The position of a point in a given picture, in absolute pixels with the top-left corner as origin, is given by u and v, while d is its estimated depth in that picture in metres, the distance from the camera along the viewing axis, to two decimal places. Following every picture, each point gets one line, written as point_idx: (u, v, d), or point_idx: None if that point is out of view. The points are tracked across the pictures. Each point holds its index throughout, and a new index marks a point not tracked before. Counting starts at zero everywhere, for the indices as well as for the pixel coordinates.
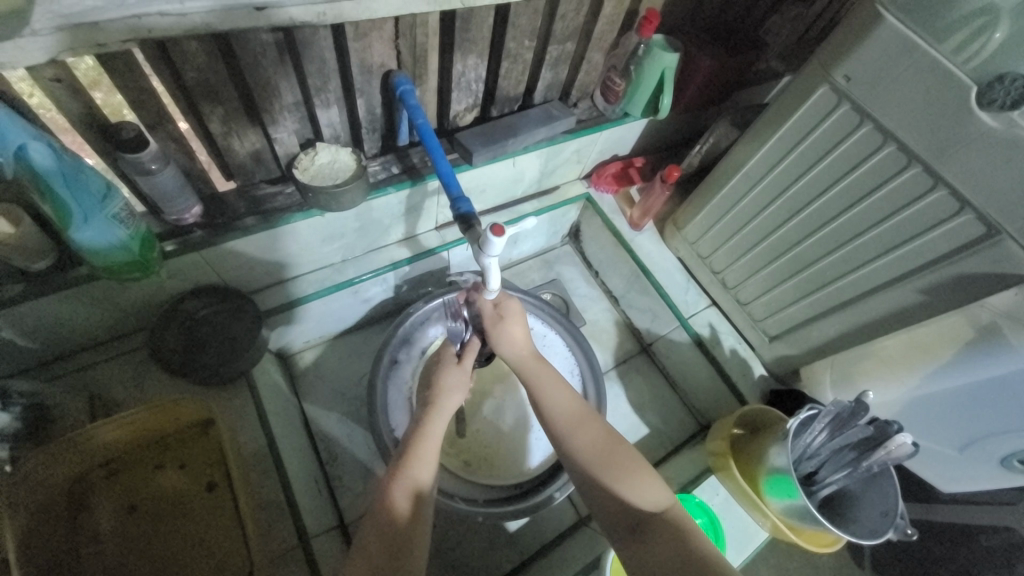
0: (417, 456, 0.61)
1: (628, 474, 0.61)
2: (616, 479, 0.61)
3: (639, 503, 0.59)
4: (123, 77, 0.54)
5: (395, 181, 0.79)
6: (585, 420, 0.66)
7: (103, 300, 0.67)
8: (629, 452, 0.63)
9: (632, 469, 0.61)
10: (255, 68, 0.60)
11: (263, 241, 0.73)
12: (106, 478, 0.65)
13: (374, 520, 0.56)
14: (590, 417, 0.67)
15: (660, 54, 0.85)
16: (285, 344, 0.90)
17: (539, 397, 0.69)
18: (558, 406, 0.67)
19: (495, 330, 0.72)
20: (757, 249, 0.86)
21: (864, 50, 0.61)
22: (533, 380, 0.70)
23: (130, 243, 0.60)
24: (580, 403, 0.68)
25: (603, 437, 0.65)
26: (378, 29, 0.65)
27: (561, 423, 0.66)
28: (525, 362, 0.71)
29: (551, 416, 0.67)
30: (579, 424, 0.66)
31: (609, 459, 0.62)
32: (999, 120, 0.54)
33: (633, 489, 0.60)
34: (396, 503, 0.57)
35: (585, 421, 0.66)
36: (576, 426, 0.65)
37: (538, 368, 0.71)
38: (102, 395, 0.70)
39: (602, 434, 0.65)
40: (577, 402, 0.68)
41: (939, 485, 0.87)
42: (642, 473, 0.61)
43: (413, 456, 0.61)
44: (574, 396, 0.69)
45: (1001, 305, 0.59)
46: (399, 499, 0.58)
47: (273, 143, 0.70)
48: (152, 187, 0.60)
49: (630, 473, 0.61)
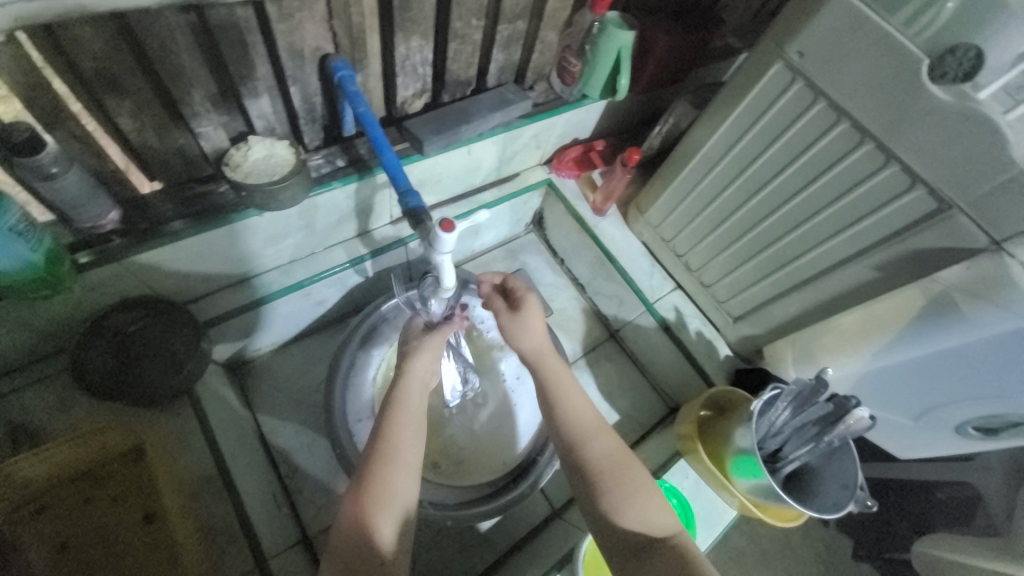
0: (395, 471, 0.57)
1: (633, 492, 0.59)
2: (623, 496, 0.59)
3: (642, 524, 0.57)
4: (9, 71, 0.48)
5: (340, 175, 0.74)
6: (599, 432, 0.64)
7: (11, 321, 0.60)
8: (632, 471, 0.61)
9: (642, 487, 0.60)
10: (166, 55, 0.54)
11: (197, 246, 0.67)
12: (32, 515, 0.60)
13: (347, 530, 0.53)
14: (609, 430, 0.65)
15: (617, 32, 0.81)
16: (234, 353, 0.84)
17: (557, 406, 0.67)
18: (574, 415, 0.66)
19: (512, 326, 0.71)
20: (719, 229, 0.85)
21: (815, 25, 0.60)
22: (550, 383, 0.68)
23: (37, 259, 0.54)
24: (597, 416, 0.66)
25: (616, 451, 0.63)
26: (308, 9, 0.59)
27: (575, 434, 0.64)
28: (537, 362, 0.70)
29: (563, 426, 0.65)
30: (595, 435, 0.64)
31: (619, 473, 0.61)
32: (949, 93, 0.54)
33: (638, 509, 0.58)
34: (376, 523, 0.53)
35: (602, 432, 0.65)
36: (590, 437, 0.64)
37: (554, 370, 0.69)
38: (23, 424, 0.64)
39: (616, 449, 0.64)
40: (596, 413, 0.66)
41: (896, 452, 0.90)
42: (649, 498, 0.59)
43: (392, 469, 0.57)
44: (592, 409, 0.67)
45: (951, 279, 0.60)
46: (381, 512, 0.54)
47: (199, 139, 0.64)
48: (57, 194, 0.54)
49: (635, 492, 0.59)
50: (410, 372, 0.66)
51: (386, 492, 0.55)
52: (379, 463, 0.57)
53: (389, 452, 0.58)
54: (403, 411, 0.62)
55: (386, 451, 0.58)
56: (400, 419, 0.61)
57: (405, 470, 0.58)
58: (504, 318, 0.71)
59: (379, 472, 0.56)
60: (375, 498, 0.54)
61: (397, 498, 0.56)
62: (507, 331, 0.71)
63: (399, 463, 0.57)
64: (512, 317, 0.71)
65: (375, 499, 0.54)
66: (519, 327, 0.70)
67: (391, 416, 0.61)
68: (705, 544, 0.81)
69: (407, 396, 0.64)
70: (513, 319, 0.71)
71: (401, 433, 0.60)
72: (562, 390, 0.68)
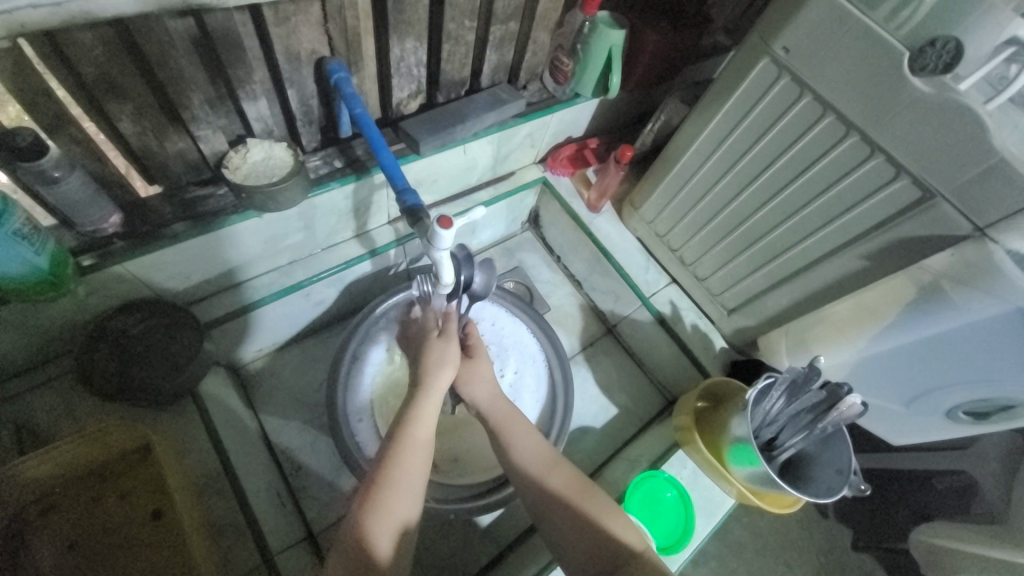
0: (397, 488, 0.57)
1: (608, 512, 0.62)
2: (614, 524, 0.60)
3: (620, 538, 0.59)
4: (11, 77, 0.49)
5: (338, 175, 0.75)
6: (555, 465, 0.66)
7: (16, 324, 0.61)
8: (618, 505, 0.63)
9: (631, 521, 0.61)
10: (165, 60, 0.55)
11: (200, 247, 0.68)
12: (39, 515, 0.60)
13: (348, 542, 0.53)
14: (562, 463, 0.67)
15: (606, 32, 0.83)
16: (235, 354, 0.85)
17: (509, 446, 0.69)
18: (527, 455, 0.67)
19: (463, 372, 0.75)
20: (713, 223, 0.87)
21: (800, 21, 0.61)
22: (501, 428, 0.70)
23: (42, 262, 0.55)
24: (549, 450, 0.68)
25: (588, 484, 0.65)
26: (303, 12, 0.61)
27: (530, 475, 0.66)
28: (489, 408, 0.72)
29: (519, 465, 0.67)
30: (552, 467, 0.66)
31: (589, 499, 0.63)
32: (930, 85, 0.55)
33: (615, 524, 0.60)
34: (376, 537, 0.53)
35: (556, 466, 0.66)
36: (545, 472, 0.66)
37: (504, 413, 0.72)
38: (29, 425, 0.65)
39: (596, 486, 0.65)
40: (548, 446, 0.69)
41: (889, 439, 0.91)
42: (620, 516, 0.62)
43: (394, 488, 0.57)
44: (544, 443, 0.69)
45: (938, 267, 0.61)
46: (381, 528, 0.54)
47: (198, 142, 0.65)
48: (59, 197, 0.55)
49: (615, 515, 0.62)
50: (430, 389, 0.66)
51: (385, 508, 0.55)
52: (380, 484, 0.57)
53: (393, 472, 0.58)
54: (411, 434, 0.61)
55: (390, 469, 0.58)
56: (407, 440, 0.60)
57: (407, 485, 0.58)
58: (457, 366, 0.75)
59: (385, 489, 0.56)
60: (377, 512, 0.54)
61: (398, 513, 0.56)
62: (458, 380, 0.75)
63: (403, 482, 0.57)
64: (466, 364, 0.75)
65: (377, 516, 0.54)
66: (470, 374, 0.75)
67: (400, 439, 0.60)
68: (705, 532, 0.83)
69: (422, 420, 0.63)
70: (466, 365, 0.75)
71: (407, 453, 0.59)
72: (511, 429, 0.70)
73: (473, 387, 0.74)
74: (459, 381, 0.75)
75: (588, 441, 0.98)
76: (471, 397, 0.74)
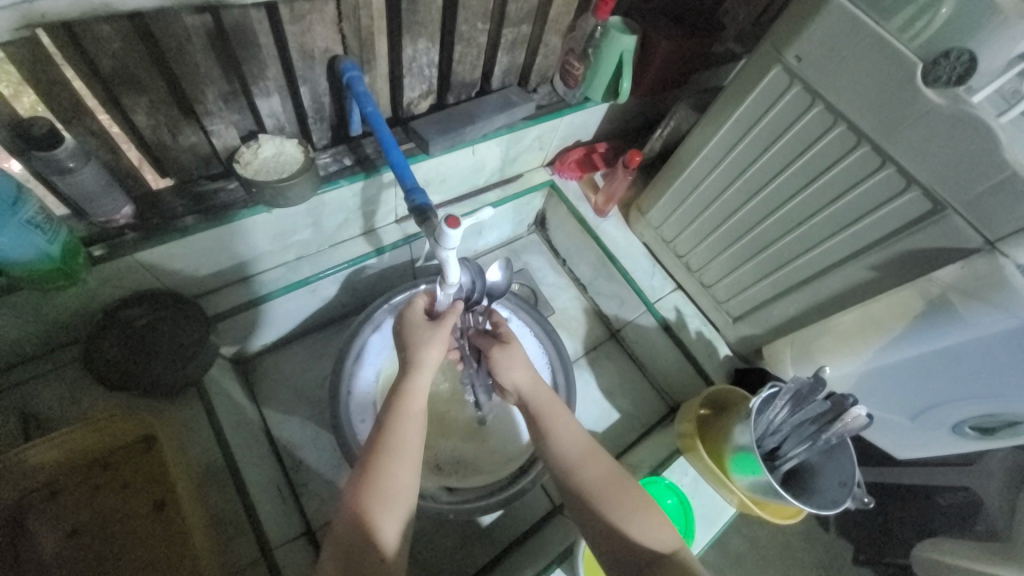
0: (394, 469, 0.56)
1: (638, 509, 0.60)
2: (625, 515, 0.60)
3: (649, 542, 0.57)
4: (29, 67, 0.50)
5: (347, 173, 0.76)
6: (593, 456, 0.65)
7: (27, 312, 0.62)
8: (628, 487, 0.62)
9: (638, 506, 0.61)
10: (182, 55, 0.56)
11: (207, 242, 0.69)
12: (44, 501, 0.61)
13: (348, 522, 0.53)
14: (600, 454, 0.65)
15: (618, 37, 0.83)
16: (240, 348, 0.86)
17: (549, 431, 0.67)
18: (564, 439, 0.66)
19: (501, 358, 0.72)
20: (720, 230, 0.87)
21: (812, 30, 0.61)
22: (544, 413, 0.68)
23: (54, 251, 0.56)
24: (591, 442, 0.66)
25: (610, 472, 0.64)
26: (318, 12, 0.61)
27: (565, 462, 0.64)
28: (530, 389, 0.71)
29: (556, 452, 0.66)
30: (590, 458, 0.64)
31: (608, 493, 0.62)
32: (944, 96, 0.55)
33: (645, 526, 0.59)
34: (376, 521, 0.53)
35: (593, 458, 0.65)
36: (583, 464, 0.64)
37: (546, 399, 0.70)
38: (35, 413, 0.65)
39: (607, 473, 0.63)
40: (589, 438, 0.67)
41: (894, 453, 0.91)
42: (655, 515, 0.60)
43: (393, 468, 0.56)
44: (584, 433, 0.67)
45: (948, 280, 0.61)
46: (381, 512, 0.54)
47: (211, 137, 0.66)
48: (73, 188, 0.55)
49: (637, 509, 0.60)
50: (423, 367, 0.64)
51: (384, 489, 0.55)
52: (379, 465, 0.56)
53: (392, 450, 0.57)
54: (406, 408, 0.61)
55: (388, 442, 0.58)
56: (405, 416, 0.60)
57: (408, 463, 0.58)
58: (494, 351, 0.73)
59: (381, 469, 0.56)
60: (374, 491, 0.55)
61: (398, 493, 0.56)
62: (496, 365, 0.73)
63: (401, 460, 0.57)
64: (504, 350, 0.72)
65: (377, 499, 0.54)
66: (509, 359, 0.72)
67: (394, 415, 0.60)
68: (704, 541, 0.82)
69: (415, 393, 0.62)
70: (505, 350, 0.72)
71: (406, 430, 0.59)
72: (550, 417, 0.68)
73: (513, 372, 0.71)
74: (497, 367, 0.72)
75: None
76: (511, 382, 0.71)
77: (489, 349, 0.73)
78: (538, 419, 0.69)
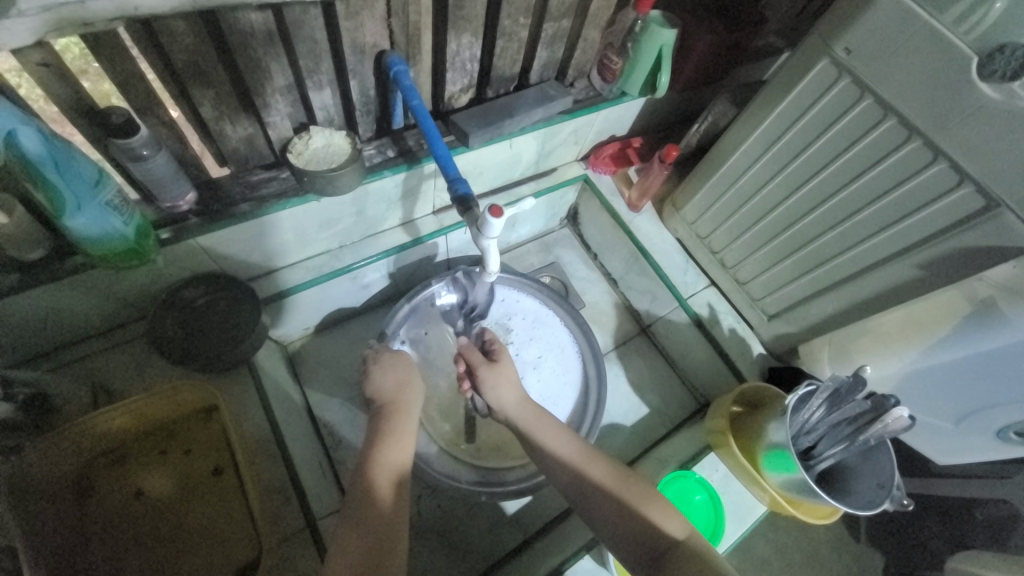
0: (391, 444, 0.63)
1: (648, 499, 0.61)
2: (640, 503, 0.61)
3: (659, 527, 0.59)
4: (111, 60, 0.54)
5: (391, 164, 0.78)
6: (593, 455, 0.66)
7: (99, 289, 0.67)
8: (639, 481, 0.63)
9: (647, 497, 0.62)
10: (245, 51, 0.59)
11: (257, 229, 0.72)
12: (111, 464, 0.66)
13: (357, 496, 0.58)
14: (598, 455, 0.66)
15: (658, 31, 0.83)
16: (283, 333, 0.90)
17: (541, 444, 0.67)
18: (563, 448, 0.66)
19: (488, 376, 0.72)
20: (757, 227, 0.86)
21: (863, 23, 0.60)
22: (540, 431, 0.68)
23: (128, 231, 0.60)
24: (583, 445, 0.67)
25: (614, 470, 0.64)
26: (370, 7, 0.64)
27: (568, 469, 0.65)
28: (520, 410, 0.70)
29: (558, 464, 0.65)
30: (589, 461, 0.65)
31: (624, 489, 0.62)
32: (999, 90, 0.53)
33: (659, 512, 0.60)
34: (379, 490, 0.58)
35: (592, 460, 0.65)
36: (588, 463, 0.65)
37: (533, 416, 0.70)
38: (104, 383, 0.71)
39: (613, 471, 0.64)
40: (580, 441, 0.67)
41: (934, 457, 0.88)
42: (662, 503, 0.61)
43: (392, 441, 0.63)
44: (577, 440, 0.68)
45: (999, 279, 0.60)
46: (382, 480, 0.59)
47: (266, 127, 0.69)
48: (145, 173, 0.60)
49: (651, 499, 0.61)
50: (413, 386, 0.71)
51: (383, 462, 0.61)
52: (381, 440, 0.63)
53: (392, 429, 0.65)
54: (403, 404, 0.68)
55: (389, 427, 0.65)
56: (404, 411, 0.67)
57: (399, 437, 0.64)
58: (482, 370, 0.73)
59: (377, 445, 0.63)
60: (375, 470, 0.60)
61: (390, 465, 0.61)
62: (481, 383, 0.72)
63: (397, 440, 0.64)
64: (491, 368, 0.73)
65: (373, 468, 0.60)
66: (496, 378, 0.72)
67: (397, 407, 0.67)
68: (735, 536, 0.82)
69: (411, 393, 0.70)
70: (491, 369, 0.73)
71: (402, 421, 0.66)
72: (536, 427, 0.69)
73: (499, 393, 0.71)
74: (483, 386, 0.72)
75: (618, 439, 0.98)
76: (497, 402, 0.71)
77: (479, 367, 0.73)
78: (527, 435, 0.69)
